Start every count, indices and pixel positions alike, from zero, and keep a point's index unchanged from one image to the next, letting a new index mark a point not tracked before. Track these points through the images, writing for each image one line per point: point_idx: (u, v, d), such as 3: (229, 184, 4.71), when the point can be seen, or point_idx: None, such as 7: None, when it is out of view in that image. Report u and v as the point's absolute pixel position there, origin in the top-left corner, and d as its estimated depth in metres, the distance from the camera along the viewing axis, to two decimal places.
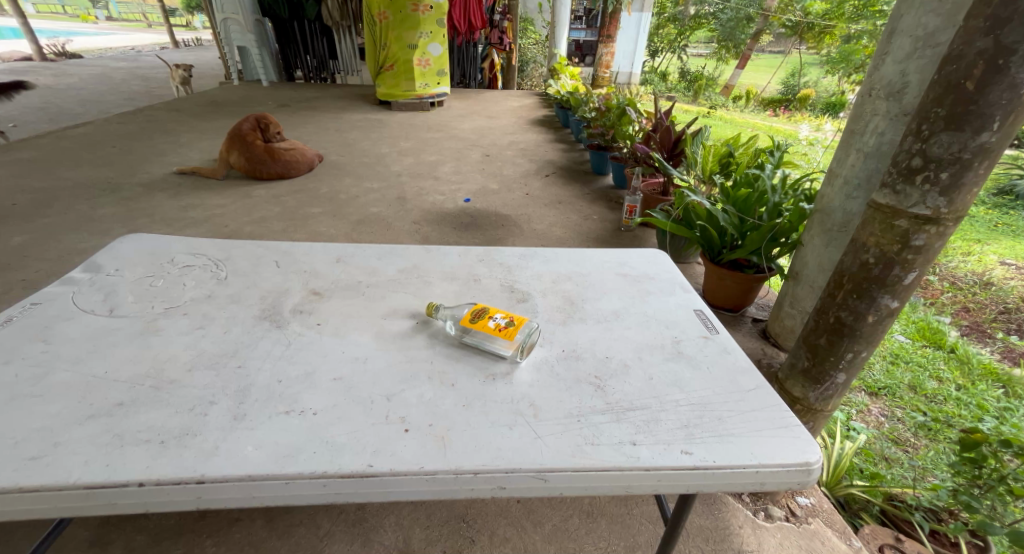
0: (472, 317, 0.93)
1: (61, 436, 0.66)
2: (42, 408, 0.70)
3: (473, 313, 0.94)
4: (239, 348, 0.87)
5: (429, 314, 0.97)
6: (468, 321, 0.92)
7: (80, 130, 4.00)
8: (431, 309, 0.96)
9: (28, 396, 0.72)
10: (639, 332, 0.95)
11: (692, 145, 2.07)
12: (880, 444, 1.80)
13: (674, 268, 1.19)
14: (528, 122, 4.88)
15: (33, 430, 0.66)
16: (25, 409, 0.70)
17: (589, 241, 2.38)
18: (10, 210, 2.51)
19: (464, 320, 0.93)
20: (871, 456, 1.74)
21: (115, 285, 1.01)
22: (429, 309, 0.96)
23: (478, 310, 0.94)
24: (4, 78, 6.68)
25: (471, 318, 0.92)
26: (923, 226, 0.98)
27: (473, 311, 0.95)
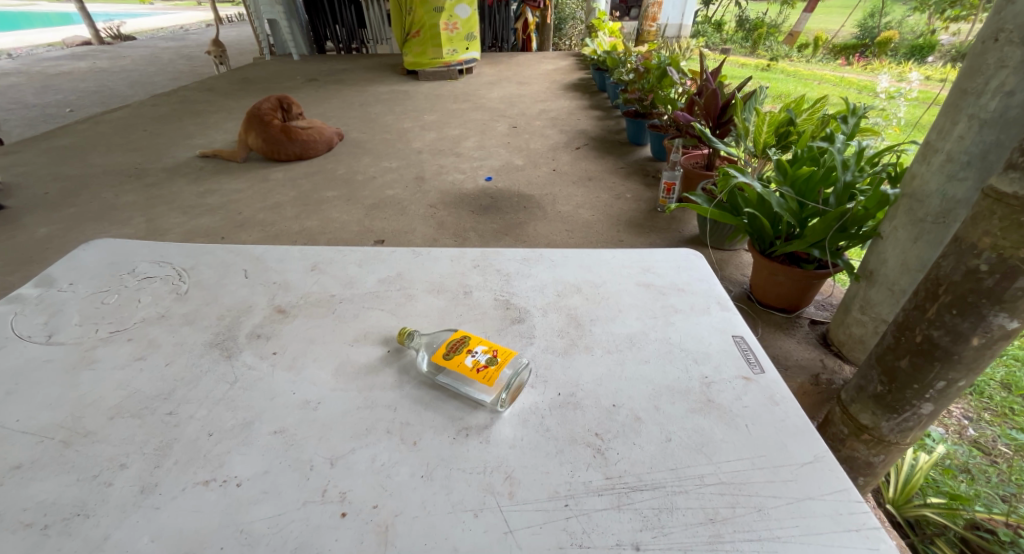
0: (447, 351, 0.76)
1: None
2: None
3: (449, 345, 0.77)
4: (176, 387, 0.75)
5: (401, 342, 0.80)
6: (440, 356, 0.75)
7: (118, 113, 4.09)
8: (402, 336, 0.80)
9: None
10: (659, 367, 0.75)
11: (743, 112, 1.75)
12: (962, 453, 1.48)
13: (710, 276, 0.96)
14: (562, 87, 4.53)
15: None
16: None
17: (619, 224, 2.14)
18: (44, 199, 2.58)
19: (437, 355, 0.76)
20: (951, 471, 1.44)
21: (63, 305, 0.92)
22: (402, 336, 0.80)
23: (455, 341, 0.78)
24: (62, 63, 6.99)
25: (444, 354, 0.75)
26: None
27: (450, 342, 0.78)
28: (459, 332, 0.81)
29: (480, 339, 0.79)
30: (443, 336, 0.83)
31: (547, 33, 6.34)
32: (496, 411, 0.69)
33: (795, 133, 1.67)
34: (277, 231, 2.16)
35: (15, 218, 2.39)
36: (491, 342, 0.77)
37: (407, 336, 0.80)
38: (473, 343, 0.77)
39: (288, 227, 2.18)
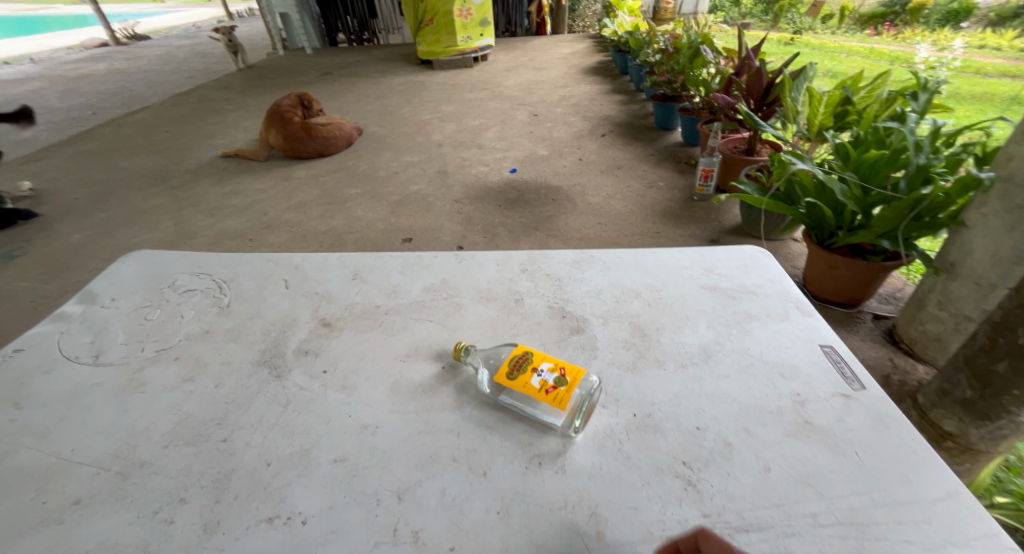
0: (510, 369, 0.71)
1: None
2: None
3: (511, 362, 0.72)
4: (229, 411, 0.71)
5: (458, 358, 0.75)
6: (503, 375, 0.70)
7: (140, 115, 4.11)
8: (459, 351, 0.74)
9: None
10: (743, 384, 0.68)
11: (791, 92, 1.67)
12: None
13: (783, 276, 0.88)
14: (581, 71, 4.39)
15: None
16: None
17: (655, 214, 2.05)
18: (74, 205, 2.60)
19: (498, 374, 0.71)
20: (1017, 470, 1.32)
21: (107, 322, 0.89)
22: (457, 351, 0.75)
23: (518, 357, 0.73)
24: (81, 67, 7.07)
25: (507, 373, 0.70)
26: None
27: (512, 358, 0.73)
28: (520, 347, 0.76)
29: (544, 356, 0.74)
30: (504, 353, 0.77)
31: (562, 15, 6.15)
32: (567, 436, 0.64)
33: (852, 113, 1.59)
34: (304, 231, 2.12)
35: (48, 224, 2.41)
36: (559, 360, 0.72)
37: (463, 350, 0.75)
38: (538, 360, 0.72)
39: (315, 227, 2.15)
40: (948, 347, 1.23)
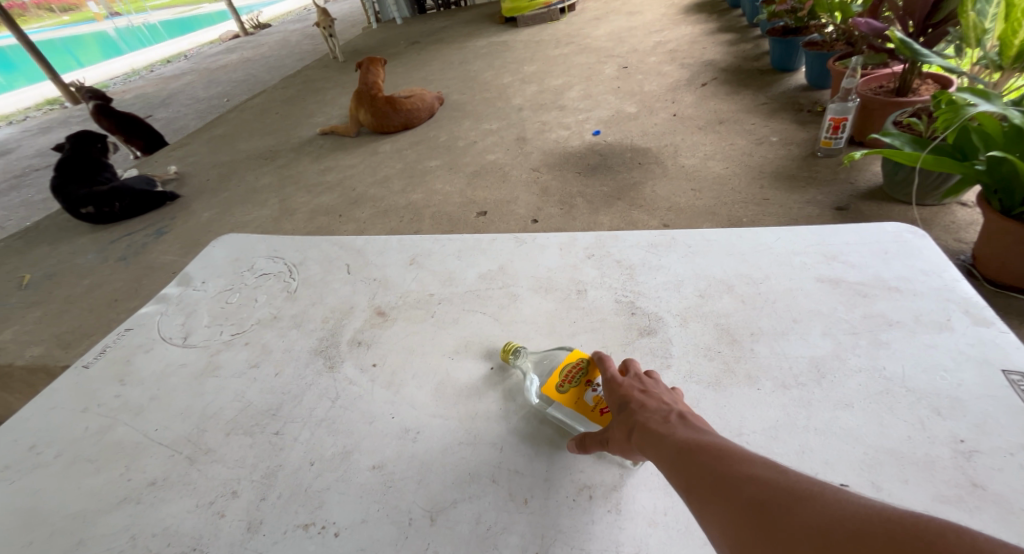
0: (561, 381, 0.63)
1: (89, 530, 0.62)
2: (90, 481, 0.68)
3: (562, 371, 0.64)
4: (284, 402, 0.73)
5: (510, 361, 0.67)
6: (553, 390, 0.62)
7: (256, 99, 4.52)
8: (509, 356, 0.67)
9: (86, 460, 0.71)
10: (873, 420, 0.51)
11: (976, 4, 1.26)
12: None
13: (944, 268, 0.66)
14: (681, 10, 3.87)
15: (71, 515, 0.64)
16: (78, 479, 0.69)
17: (764, 176, 1.74)
18: (204, 186, 2.96)
19: (547, 385, 0.63)
20: None
21: (196, 305, 0.97)
22: (508, 354, 0.67)
23: (572, 364, 0.64)
24: (215, 59, 7.97)
25: (557, 387, 0.62)
26: None
27: (563, 366, 0.64)
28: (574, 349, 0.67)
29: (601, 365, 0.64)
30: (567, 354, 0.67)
31: None
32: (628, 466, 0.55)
33: None
34: (386, 206, 2.17)
35: (186, 204, 2.78)
36: None
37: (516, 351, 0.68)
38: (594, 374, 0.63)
39: (396, 202, 2.18)
40: None
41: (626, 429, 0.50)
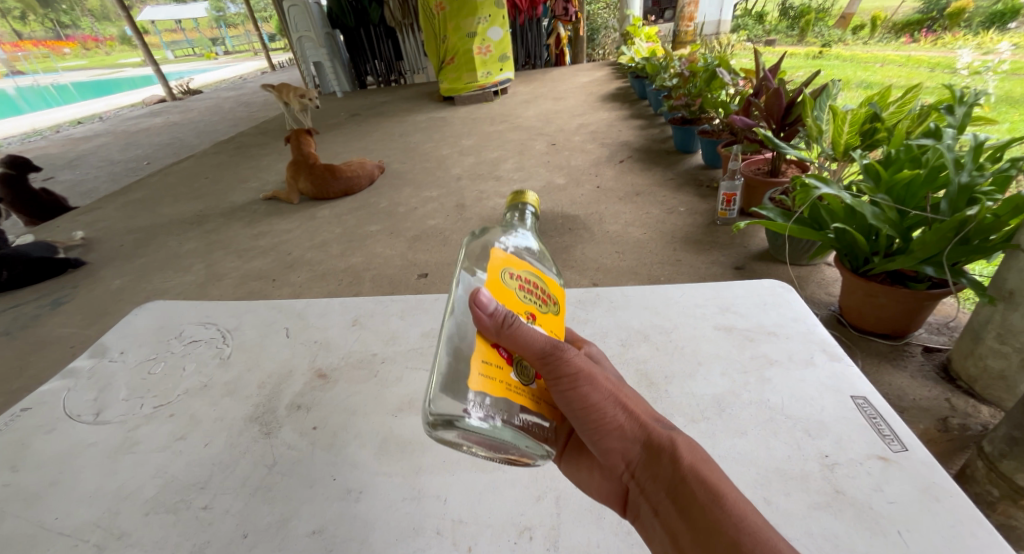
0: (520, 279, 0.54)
1: None
2: None
3: (528, 274, 0.55)
4: (213, 474, 0.70)
5: (511, 201, 0.71)
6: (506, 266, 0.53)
7: (184, 163, 4.38)
8: (512, 199, 0.70)
9: None
10: (762, 443, 0.60)
11: (814, 111, 1.60)
12: None
13: (806, 314, 0.81)
14: (600, 98, 4.41)
15: None
16: None
17: (676, 241, 1.97)
18: (118, 251, 2.77)
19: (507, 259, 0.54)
20: None
21: (112, 377, 0.91)
22: (517, 198, 0.70)
23: (546, 292, 0.56)
24: (139, 121, 7.70)
25: (507, 272, 0.53)
26: None
27: (534, 278, 0.56)
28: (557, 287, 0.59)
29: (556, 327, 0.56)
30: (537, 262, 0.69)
31: (580, 46, 6.26)
32: (561, 500, 0.60)
33: (882, 130, 1.51)
34: (324, 270, 2.16)
35: (94, 271, 2.57)
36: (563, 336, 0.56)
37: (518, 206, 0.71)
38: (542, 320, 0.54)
39: (335, 265, 2.18)
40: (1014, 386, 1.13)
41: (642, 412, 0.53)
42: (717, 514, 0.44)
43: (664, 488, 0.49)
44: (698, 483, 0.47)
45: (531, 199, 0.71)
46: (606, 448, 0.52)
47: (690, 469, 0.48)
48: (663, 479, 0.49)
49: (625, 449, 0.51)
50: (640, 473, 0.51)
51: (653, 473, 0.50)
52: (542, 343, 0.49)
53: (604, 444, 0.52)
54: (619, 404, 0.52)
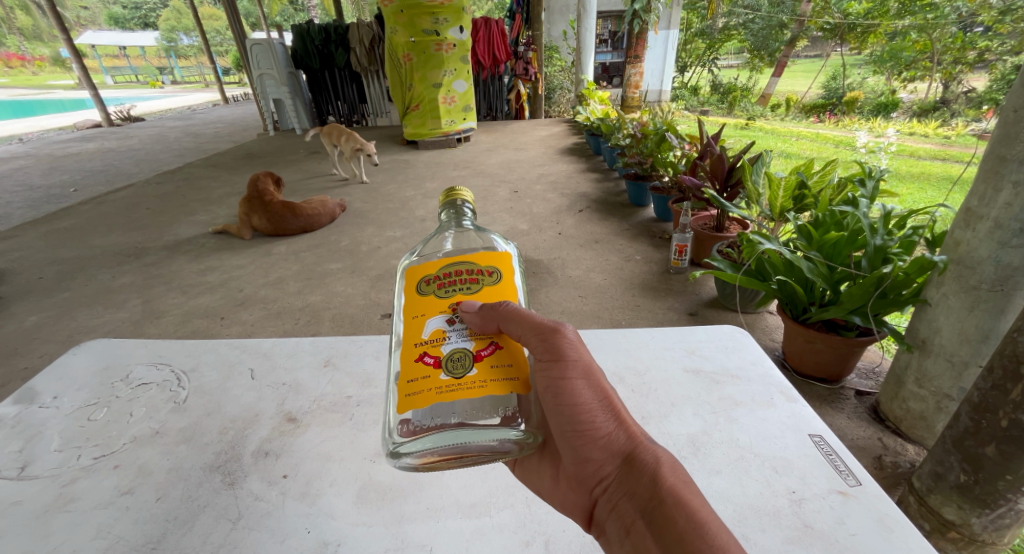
0: (431, 280, 0.60)
1: None
2: None
3: (447, 269, 0.60)
4: (168, 532, 0.63)
5: (443, 202, 0.69)
6: (420, 278, 0.60)
7: (122, 192, 4.12)
8: (442, 200, 0.69)
9: None
10: (736, 481, 0.64)
11: (752, 175, 1.81)
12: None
13: (763, 358, 0.88)
14: (558, 151, 4.68)
15: None
16: None
17: (634, 287, 2.08)
18: (37, 284, 2.51)
19: (423, 268, 0.62)
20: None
21: (43, 426, 0.80)
22: (447, 197, 0.69)
23: (475, 269, 0.60)
24: (71, 146, 7.20)
25: (424, 282, 0.60)
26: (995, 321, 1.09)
27: (458, 265, 0.61)
28: (493, 256, 0.62)
29: (500, 298, 0.59)
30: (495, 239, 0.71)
31: (539, 102, 6.66)
32: (550, 544, 0.60)
33: (809, 196, 1.71)
34: (279, 308, 2.08)
35: (4, 305, 2.30)
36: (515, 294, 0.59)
37: (453, 201, 0.70)
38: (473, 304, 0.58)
39: (291, 304, 2.11)
40: (933, 426, 1.26)
41: (630, 424, 0.57)
42: (689, 533, 0.48)
43: (639, 503, 0.52)
44: (676, 501, 0.50)
45: (464, 192, 0.70)
46: (586, 452, 0.56)
47: (669, 488, 0.51)
48: (639, 495, 0.52)
49: (605, 460, 0.56)
50: (613, 488, 0.55)
51: (629, 488, 0.53)
52: (551, 331, 0.56)
53: (587, 448, 0.56)
54: (610, 413, 0.56)
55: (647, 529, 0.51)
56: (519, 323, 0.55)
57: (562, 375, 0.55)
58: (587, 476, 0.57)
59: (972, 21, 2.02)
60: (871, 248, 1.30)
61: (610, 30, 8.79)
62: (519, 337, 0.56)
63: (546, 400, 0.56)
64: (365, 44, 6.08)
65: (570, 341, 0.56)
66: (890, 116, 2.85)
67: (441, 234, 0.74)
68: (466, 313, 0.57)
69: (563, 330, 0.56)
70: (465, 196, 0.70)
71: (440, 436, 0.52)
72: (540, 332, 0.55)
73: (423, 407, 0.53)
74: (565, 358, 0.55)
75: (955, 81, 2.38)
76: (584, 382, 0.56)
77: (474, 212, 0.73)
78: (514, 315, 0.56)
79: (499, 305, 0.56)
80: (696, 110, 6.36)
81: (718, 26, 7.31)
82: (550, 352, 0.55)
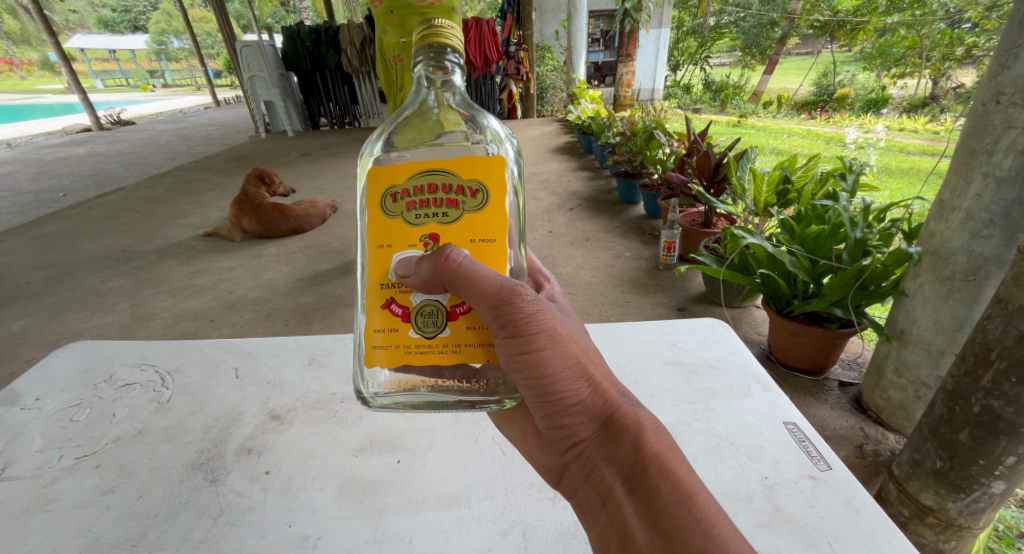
0: (402, 190, 0.55)
1: None
2: None
3: (416, 182, 0.55)
4: (148, 530, 0.63)
5: (421, 43, 0.59)
6: (387, 193, 0.56)
7: (112, 196, 4.09)
8: (418, 41, 0.58)
9: None
10: (710, 468, 0.66)
11: (737, 172, 1.84)
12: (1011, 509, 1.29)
13: (742, 349, 0.89)
14: (550, 150, 4.69)
15: None
16: None
17: (623, 283, 2.10)
18: (24, 289, 2.49)
19: (389, 176, 0.56)
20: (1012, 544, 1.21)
21: (25, 428, 0.80)
22: (425, 37, 0.58)
23: (456, 187, 0.55)
24: (59, 150, 7.12)
25: (391, 194, 0.56)
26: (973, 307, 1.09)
27: (433, 179, 0.55)
28: (480, 166, 0.55)
29: (484, 227, 0.55)
30: (488, 121, 0.66)
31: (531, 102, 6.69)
32: (527, 533, 0.61)
33: (793, 191, 1.74)
34: (270, 310, 2.08)
35: None
36: (501, 238, 0.55)
37: (434, 44, 0.59)
38: (446, 235, 0.55)
39: (282, 305, 2.11)
40: (913, 415, 1.28)
41: (608, 387, 0.55)
42: (674, 505, 0.48)
43: (620, 469, 0.52)
44: (661, 470, 0.50)
45: (450, 31, 0.58)
46: (562, 419, 0.55)
47: (653, 456, 0.51)
48: (622, 462, 0.52)
49: (583, 424, 0.54)
50: (592, 452, 0.54)
51: (609, 454, 0.53)
52: (508, 297, 0.51)
53: (562, 414, 0.54)
54: (585, 378, 0.54)
55: (627, 496, 0.51)
56: (474, 287, 0.51)
57: (530, 343, 0.51)
58: (564, 440, 0.56)
59: (959, 17, 2.03)
60: (851, 241, 1.34)
61: (602, 29, 8.86)
62: (474, 304, 0.52)
63: (515, 373, 0.53)
64: (356, 45, 6.06)
65: (533, 306, 0.51)
66: (881, 112, 2.91)
67: (422, 110, 0.66)
68: (408, 278, 0.54)
69: (522, 294, 0.51)
70: (452, 36, 0.59)
71: (412, 396, 0.54)
72: (492, 303, 0.51)
73: (391, 364, 0.55)
74: (527, 327, 0.51)
75: (943, 77, 2.42)
76: (552, 352, 0.52)
77: (458, 61, 0.62)
78: (468, 278, 0.51)
79: (449, 258, 0.50)
80: (688, 109, 6.41)
81: (709, 25, 7.41)
82: (509, 322, 0.51)
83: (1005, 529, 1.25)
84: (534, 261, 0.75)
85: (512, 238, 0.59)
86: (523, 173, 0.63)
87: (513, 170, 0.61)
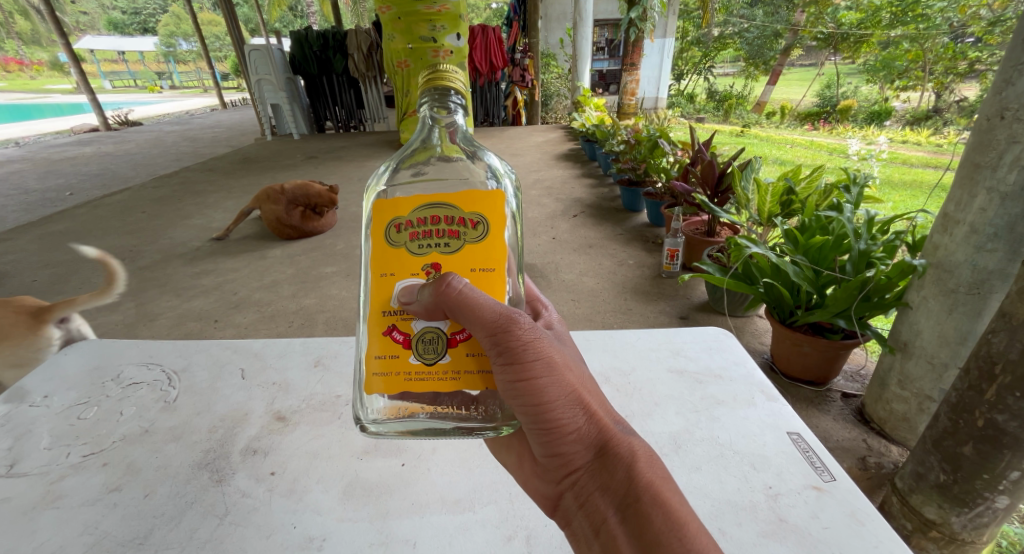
0: (405, 223, 0.56)
1: None
2: None
3: (419, 215, 0.56)
4: (155, 527, 0.64)
5: (425, 87, 0.59)
6: (391, 224, 0.56)
7: (118, 195, 4.11)
8: (424, 86, 0.58)
9: None
10: (715, 477, 0.66)
11: (741, 181, 1.83)
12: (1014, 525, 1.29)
13: (746, 359, 0.90)
14: (554, 157, 4.71)
15: None
16: None
17: (626, 291, 2.10)
18: (29, 287, 2.50)
19: (394, 209, 0.57)
20: None
21: (32, 425, 0.80)
22: (429, 82, 0.58)
23: (457, 219, 0.56)
24: (66, 150, 7.16)
25: (395, 225, 0.56)
26: (978, 321, 1.09)
27: (433, 215, 0.56)
28: (481, 200, 0.56)
29: (485, 257, 0.55)
30: (488, 157, 0.67)
31: (536, 109, 6.68)
32: (531, 538, 0.61)
33: (796, 202, 1.75)
34: (274, 311, 2.10)
35: None
36: (501, 269, 0.56)
37: (439, 87, 0.59)
38: (448, 264, 0.56)
39: (285, 306, 2.13)
40: (916, 427, 1.28)
41: (603, 415, 0.55)
42: (665, 534, 0.48)
43: (613, 498, 0.52)
44: (653, 500, 0.50)
45: (454, 76, 0.58)
46: (558, 447, 0.55)
47: (646, 485, 0.51)
48: (614, 491, 0.52)
49: (579, 452, 0.54)
50: (586, 480, 0.54)
51: (603, 483, 0.53)
52: (507, 324, 0.51)
53: (559, 441, 0.55)
54: (580, 407, 0.54)
55: (620, 525, 0.51)
56: (475, 315, 0.51)
57: (527, 372, 0.52)
58: (560, 467, 0.56)
59: (961, 32, 2.05)
60: (855, 252, 1.36)
61: (607, 38, 8.96)
62: (472, 332, 0.53)
63: (513, 401, 0.53)
64: (363, 50, 6.11)
65: (530, 334, 0.52)
66: (884, 123, 2.98)
67: (425, 147, 0.68)
68: (410, 305, 0.55)
69: (519, 322, 0.52)
70: (456, 80, 0.59)
71: (410, 424, 0.54)
72: (490, 331, 0.51)
73: (390, 392, 0.56)
74: (522, 356, 0.51)
75: (947, 91, 2.42)
76: (549, 380, 0.52)
77: (461, 101, 0.63)
78: (469, 305, 0.51)
79: (451, 285, 0.51)
80: (692, 118, 6.47)
81: (714, 36, 7.50)
82: (508, 349, 0.51)
83: (1008, 544, 1.24)
84: (533, 287, 0.75)
85: (511, 268, 0.61)
86: (521, 207, 0.64)
87: (512, 203, 0.62)
